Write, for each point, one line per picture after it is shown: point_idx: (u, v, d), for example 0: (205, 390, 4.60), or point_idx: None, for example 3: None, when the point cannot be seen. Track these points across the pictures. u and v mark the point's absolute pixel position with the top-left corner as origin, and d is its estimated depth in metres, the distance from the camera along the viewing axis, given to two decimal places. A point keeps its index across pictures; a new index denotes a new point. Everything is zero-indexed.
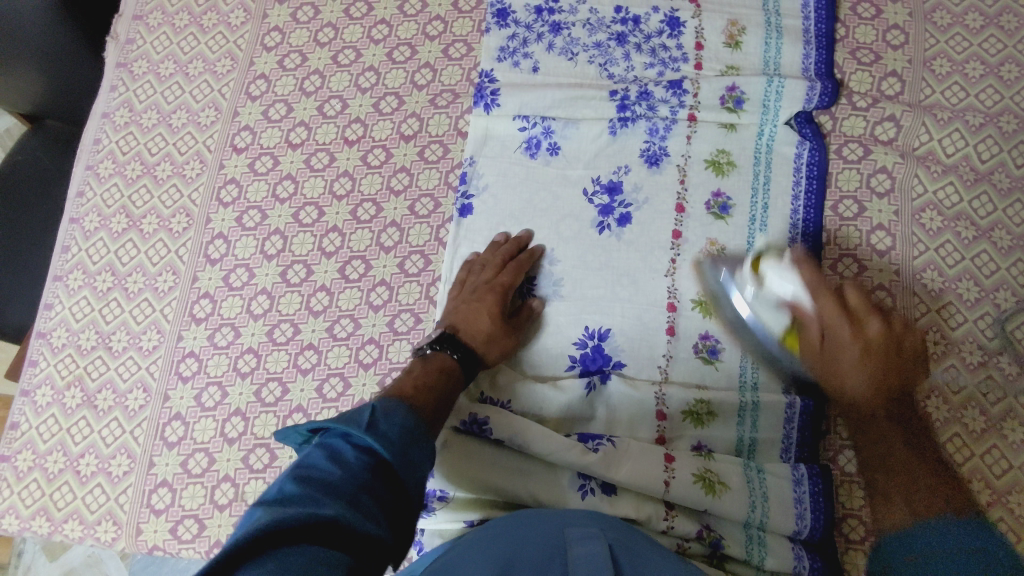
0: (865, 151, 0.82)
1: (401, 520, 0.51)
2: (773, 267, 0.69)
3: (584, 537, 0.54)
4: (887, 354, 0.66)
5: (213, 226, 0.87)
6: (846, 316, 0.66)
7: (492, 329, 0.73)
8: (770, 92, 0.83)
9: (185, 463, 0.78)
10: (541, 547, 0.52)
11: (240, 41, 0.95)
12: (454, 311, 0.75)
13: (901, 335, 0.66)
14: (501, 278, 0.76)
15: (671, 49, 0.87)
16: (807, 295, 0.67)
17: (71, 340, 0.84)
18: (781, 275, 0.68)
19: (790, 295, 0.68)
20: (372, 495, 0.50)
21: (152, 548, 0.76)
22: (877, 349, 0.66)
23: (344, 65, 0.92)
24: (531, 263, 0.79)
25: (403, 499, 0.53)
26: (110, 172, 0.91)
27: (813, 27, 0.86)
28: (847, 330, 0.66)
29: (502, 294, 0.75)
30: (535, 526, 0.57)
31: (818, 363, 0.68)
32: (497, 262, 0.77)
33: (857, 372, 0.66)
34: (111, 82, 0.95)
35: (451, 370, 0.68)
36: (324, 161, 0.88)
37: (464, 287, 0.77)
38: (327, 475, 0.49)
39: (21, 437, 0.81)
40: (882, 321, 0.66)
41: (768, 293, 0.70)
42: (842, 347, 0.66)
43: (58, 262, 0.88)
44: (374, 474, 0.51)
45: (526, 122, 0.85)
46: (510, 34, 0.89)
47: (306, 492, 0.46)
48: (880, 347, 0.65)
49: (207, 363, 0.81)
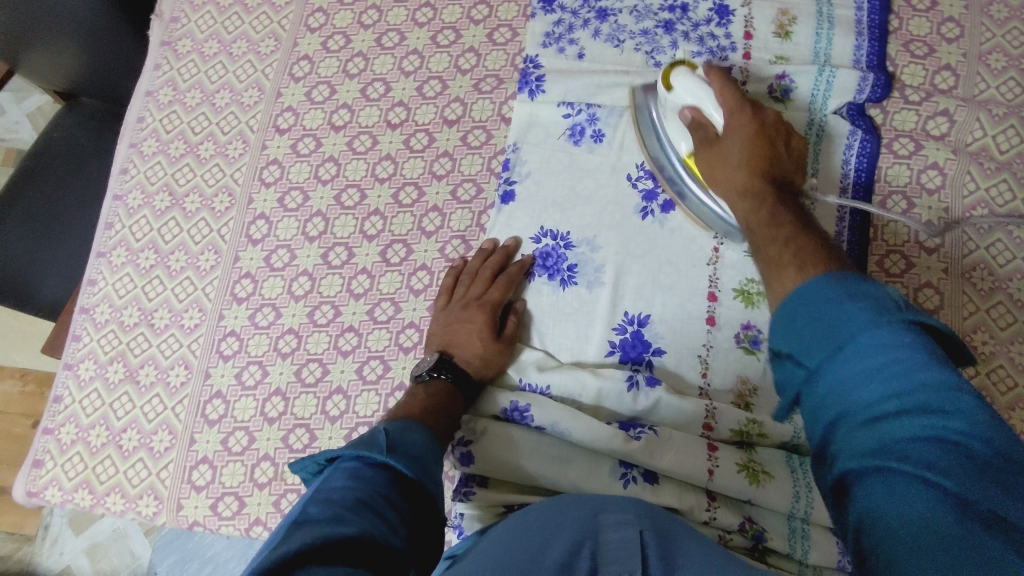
0: (916, 146, 0.80)
1: (422, 534, 0.53)
2: (683, 76, 0.73)
3: (620, 522, 0.51)
4: (777, 137, 0.70)
5: (255, 206, 0.87)
6: (748, 104, 0.71)
7: (485, 351, 0.73)
8: (821, 82, 0.81)
9: (226, 440, 0.78)
10: (574, 535, 0.50)
11: (284, 22, 0.95)
12: (447, 329, 0.75)
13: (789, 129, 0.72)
14: (491, 295, 0.76)
15: (719, 37, 0.85)
16: (715, 101, 0.71)
17: (113, 316, 0.85)
18: (688, 79, 0.73)
19: (695, 100, 0.72)
20: (396, 509, 0.51)
21: (193, 523, 0.77)
22: (769, 133, 0.70)
23: (388, 47, 0.92)
24: (521, 276, 0.78)
25: (426, 512, 0.55)
26: (153, 150, 0.91)
27: (866, 18, 0.84)
28: (748, 116, 0.70)
29: (492, 312, 0.75)
30: (569, 509, 0.54)
31: (712, 154, 0.71)
32: (486, 276, 0.77)
33: (750, 148, 0.69)
34: (155, 61, 0.96)
35: (451, 399, 0.70)
36: (367, 144, 0.88)
37: (455, 300, 0.77)
38: (350, 490, 0.50)
39: (64, 410, 0.82)
40: (775, 112, 0.72)
41: (679, 98, 0.74)
42: (741, 130, 0.70)
43: (103, 239, 0.89)
44: (395, 488, 0.53)
45: (571, 108, 0.84)
46: (556, 19, 0.88)
47: (331, 512, 0.47)
48: (769, 130, 0.70)
49: (248, 343, 0.82)
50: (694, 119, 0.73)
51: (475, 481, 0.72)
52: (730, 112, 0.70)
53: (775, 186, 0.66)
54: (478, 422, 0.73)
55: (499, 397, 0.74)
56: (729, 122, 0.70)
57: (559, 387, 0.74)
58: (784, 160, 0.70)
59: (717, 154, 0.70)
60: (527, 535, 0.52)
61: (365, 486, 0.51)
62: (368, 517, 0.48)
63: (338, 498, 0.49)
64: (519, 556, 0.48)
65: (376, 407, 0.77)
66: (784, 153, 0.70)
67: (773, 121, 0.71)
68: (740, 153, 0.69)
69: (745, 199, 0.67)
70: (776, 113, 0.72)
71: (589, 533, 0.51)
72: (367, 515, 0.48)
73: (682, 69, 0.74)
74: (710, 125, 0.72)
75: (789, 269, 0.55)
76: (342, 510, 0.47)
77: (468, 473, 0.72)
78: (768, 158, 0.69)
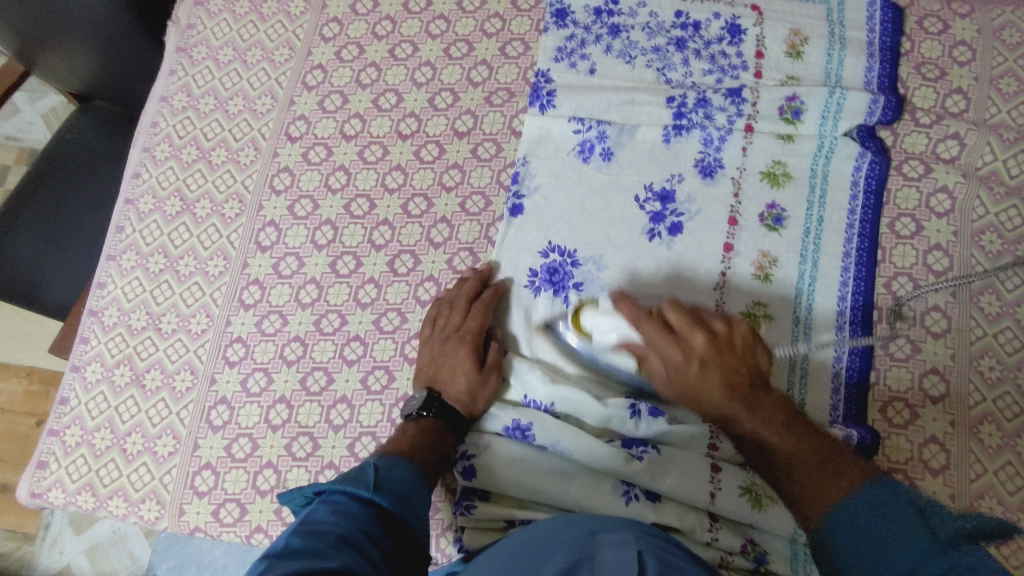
0: (926, 169, 0.80)
1: (402, 568, 0.54)
2: (595, 320, 0.70)
3: (616, 542, 0.49)
4: (723, 356, 0.63)
5: (265, 214, 0.87)
6: (670, 336, 0.64)
7: (469, 385, 0.73)
8: (831, 103, 0.81)
9: (229, 447, 0.79)
10: (570, 556, 0.49)
11: (299, 31, 0.95)
12: (432, 364, 0.75)
13: (727, 334, 0.64)
14: (470, 324, 0.75)
15: (731, 56, 0.86)
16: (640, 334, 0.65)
17: (122, 319, 0.86)
18: (601, 324, 0.69)
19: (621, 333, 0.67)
20: (377, 547, 0.52)
21: (194, 529, 0.77)
22: (711, 358, 0.63)
23: (401, 59, 0.93)
24: (496, 301, 0.78)
25: (406, 551, 0.55)
26: (166, 155, 0.92)
27: (878, 40, 0.85)
28: (677, 352, 0.64)
29: (473, 342, 0.74)
30: (566, 532, 0.53)
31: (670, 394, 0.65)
32: (463, 306, 0.77)
33: (703, 382, 0.63)
34: (171, 67, 0.97)
35: (440, 433, 0.70)
36: (378, 153, 0.88)
37: (436, 332, 0.77)
38: (333, 526, 0.51)
39: (70, 412, 0.83)
40: (706, 332, 0.64)
41: (602, 340, 0.69)
42: (681, 371, 0.64)
43: (113, 242, 0.89)
44: (377, 527, 0.54)
45: (581, 124, 0.84)
46: (569, 34, 0.89)
47: (315, 544, 0.48)
48: (710, 354, 0.63)
49: (254, 349, 0.82)
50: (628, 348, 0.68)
51: (477, 496, 0.72)
52: (656, 339, 0.64)
53: (751, 399, 0.62)
54: (480, 438, 0.73)
55: (503, 414, 0.73)
56: (661, 356, 0.65)
57: (562, 406, 0.73)
58: (741, 364, 0.63)
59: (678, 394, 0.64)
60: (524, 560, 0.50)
61: (349, 522, 0.51)
62: (350, 553, 0.49)
63: (323, 533, 0.50)
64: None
65: (379, 417, 0.77)
66: (739, 360, 0.63)
67: (709, 329, 0.64)
68: (702, 391, 0.63)
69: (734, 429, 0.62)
70: (707, 331, 0.64)
71: (584, 554, 0.49)
72: (350, 551, 0.49)
73: (590, 312, 0.70)
74: (647, 357, 0.65)
75: (808, 504, 0.54)
76: (324, 546, 0.48)
77: (470, 487, 0.72)
78: (727, 374, 0.63)
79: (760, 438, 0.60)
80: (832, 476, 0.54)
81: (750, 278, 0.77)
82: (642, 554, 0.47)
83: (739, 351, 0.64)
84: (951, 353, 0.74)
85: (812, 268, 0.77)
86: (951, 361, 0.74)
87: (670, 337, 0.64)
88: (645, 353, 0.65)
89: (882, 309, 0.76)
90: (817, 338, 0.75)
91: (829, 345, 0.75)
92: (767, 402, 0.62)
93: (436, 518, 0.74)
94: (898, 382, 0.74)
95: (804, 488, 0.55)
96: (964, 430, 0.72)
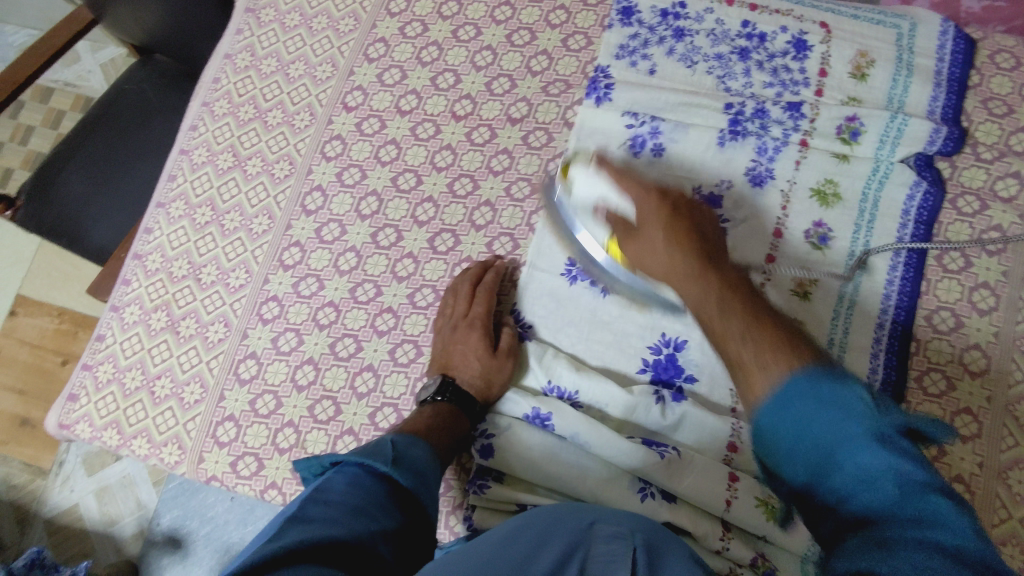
0: (981, 206, 0.79)
1: (416, 542, 0.54)
2: (579, 170, 0.72)
3: (610, 537, 0.48)
4: (690, 216, 0.65)
5: (314, 178, 0.89)
6: (645, 187, 0.66)
7: (484, 370, 0.73)
8: (892, 127, 0.80)
9: (254, 402, 0.80)
10: (562, 541, 0.48)
11: (366, 3, 0.97)
12: (445, 353, 0.75)
13: (697, 206, 0.67)
14: (476, 309, 0.76)
15: (794, 71, 0.85)
16: (612, 181, 0.68)
17: (164, 266, 0.88)
18: (582, 171, 0.71)
19: (598, 186, 0.69)
20: (391, 521, 0.52)
21: (211, 478, 0.78)
22: (681, 214, 0.65)
23: (463, 40, 0.93)
24: (497, 283, 0.79)
25: (418, 524, 0.55)
26: (224, 111, 0.94)
27: (946, 70, 0.84)
28: (651, 201, 0.65)
29: (482, 328, 0.75)
30: (565, 518, 0.51)
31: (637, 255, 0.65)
32: (467, 292, 0.77)
33: (666, 237, 0.63)
34: (238, 26, 0.99)
35: (456, 419, 0.70)
36: (430, 131, 0.89)
37: (444, 323, 0.77)
38: (346, 500, 0.51)
39: (105, 349, 0.85)
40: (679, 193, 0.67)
41: (582, 186, 0.71)
42: (649, 218, 0.65)
43: (164, 190, 0.92)
44: (393, 502, 0.54)
45: (634, 120, 0.84)
46: (633, 33, 0.89)
47: (328, 515, 0.48)
48: (678, 209, 0.65)
49: (289, 310, 0.83)
50: (602, 206, 0.69)
51: (491, 476, 0.72)
52: (634, 202, 0.66)
53: (712, 264, 0.61)
54: (501, 419, 0.73)
55: (523, 399, 0.73)
56: (634, 207, 0.66)
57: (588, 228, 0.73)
58: (705, 236, 0.64)
59: (642, 247, 0.65)
60: (515, 542, 0.49)
61: (362, 496, 0.52)
62: (362, 526, 0.48)
63: (334, 504, 0.49)
64: (508, 561, 0.46)
65: (403, 390, 0.78)
66: (703, 231, 0.65)
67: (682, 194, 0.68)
68: (663, 245, 0.63)
69: (690, 285, 0.60)
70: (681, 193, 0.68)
71: (577, 544, 0.47)
72: (363, 522, 0.49)
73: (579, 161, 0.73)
74: (621, 211, 0.68)
75: (758, 373, 0.50)
76: (336, 518, 0.48)
77: (485, 467, 0.72)
78: (690, 230, 0.64)
79: (716, 303, 0.57)
80: (782, 343, 0.51)
81: (787, 294, 0.77)
82: (636, 550, 0.46)
83: (705, 223, 0.66)
84: (986, 395, 0.72)
85: (853, 292, 0.76)
86: (986, 403, 0.72)
87: (642, 188, 0.66)
88: (619, 206, 0.68)
89: (921, 341, 0.75)
90: (851, 363, 0.74)
91: (862, 371, 0.74)
92: (725, 276, 0.59)
93: (448, 495, 0.74)
94: (929, 417, 0.72)
95: (749, 337, 0.52)
96: (991, 473, 0.70)
